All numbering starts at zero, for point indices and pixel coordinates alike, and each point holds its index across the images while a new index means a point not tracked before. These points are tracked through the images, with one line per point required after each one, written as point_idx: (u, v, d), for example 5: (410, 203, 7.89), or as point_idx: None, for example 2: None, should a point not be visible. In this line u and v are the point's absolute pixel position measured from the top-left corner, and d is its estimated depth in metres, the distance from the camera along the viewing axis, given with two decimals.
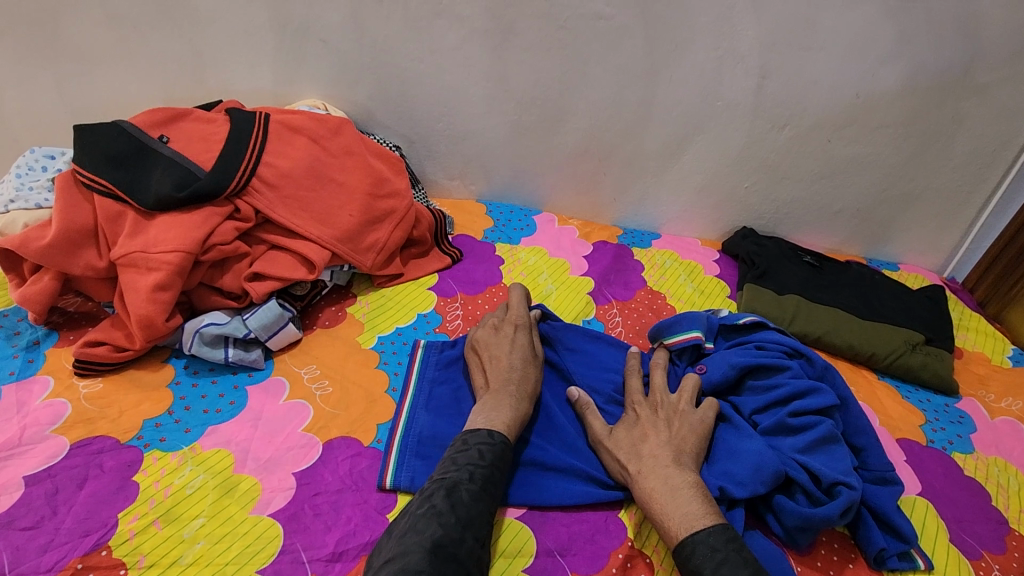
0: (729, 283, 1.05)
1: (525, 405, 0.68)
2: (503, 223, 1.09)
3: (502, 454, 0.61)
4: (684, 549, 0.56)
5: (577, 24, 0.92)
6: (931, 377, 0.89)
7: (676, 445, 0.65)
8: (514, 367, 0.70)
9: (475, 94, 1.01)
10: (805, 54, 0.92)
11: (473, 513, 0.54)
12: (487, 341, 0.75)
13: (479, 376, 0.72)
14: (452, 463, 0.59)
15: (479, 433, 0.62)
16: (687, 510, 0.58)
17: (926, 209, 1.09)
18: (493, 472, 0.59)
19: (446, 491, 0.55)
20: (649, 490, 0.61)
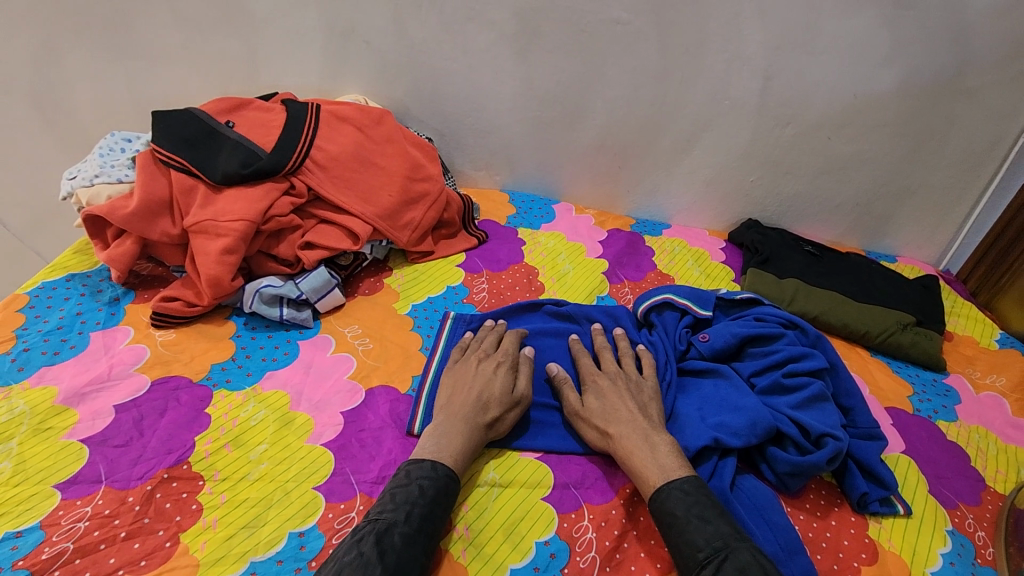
0: (734, 269, 1.13)
1: (479, 437, 0.68)
2: (525, 210, 1.18)
3: (445, 487, 0.61)
4: (661, 496, 0.62)
5: (597, 29, 1.01)
6: (920, 354, 0.96)
7: (637, 408, 0.72)
8: (479, 403, 0.69)
9: (502, 91, 1.11)
10: (806, 57, 1.01)
11: (403, 559, 0.54)
12: (464, 372, 0.75)
13: (444, 397, 0.72)
14: (390, 500, 0.59)
15: (422, 466, 0.63)
16: (662, 467, 0.65)
17: (922, 204, 1.16)
18: (433, 510, 0.59)
19: (376, 536, 0.55)
20: (625, 445, 0.68)
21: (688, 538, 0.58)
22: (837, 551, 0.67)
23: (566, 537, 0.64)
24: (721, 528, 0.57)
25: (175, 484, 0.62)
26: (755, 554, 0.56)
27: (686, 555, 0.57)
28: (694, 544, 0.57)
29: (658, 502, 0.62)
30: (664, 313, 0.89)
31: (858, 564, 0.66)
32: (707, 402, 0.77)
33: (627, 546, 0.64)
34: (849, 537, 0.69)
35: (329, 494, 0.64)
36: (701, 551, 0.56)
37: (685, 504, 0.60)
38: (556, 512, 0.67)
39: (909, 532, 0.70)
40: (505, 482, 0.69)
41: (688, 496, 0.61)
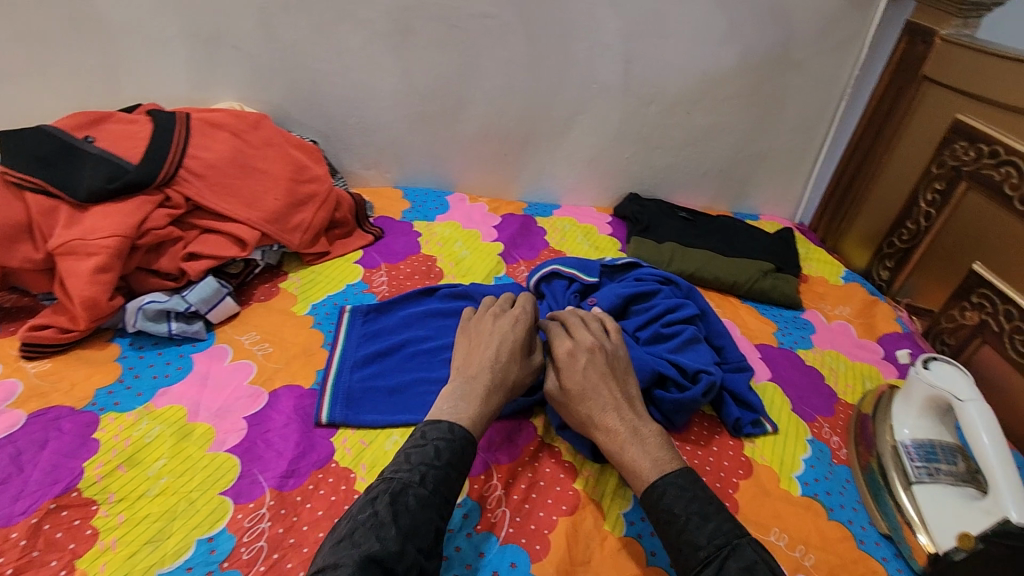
0: (619, 240, 1.21)
1: (498, 398, 0.69)
2: (420, 204, 1.20)
3: (460, 449, 0.62)
4: (654, 492, 0.61)
5: (467, 23, 1.06)
6: (780, 296, 1.09)
7: (620, 394, 0.70)
8: (496, 367, 0.71)
9: (382, 89, 1.13)
10: (659, 41, 1.11)
11: (417, 521, 0.55)
12: (479, 333, 0.76)
13: (461, 358, 0.74)
14: (406, 460, 0.60)
15: (438, 427, 0.63)
16: (653, 459, 0.64)
17: (774, 165, 1.31)
18: (448, 473, 0.60)
19: (392, 496, 0.56)
20: (615, 434, 0.67)
21: (688, 536, 0.56)
22: (719, 471, 0.76)
23: (477, 497, 0.68)
24: (722, 525, 0.56)
25: (65, 512, 0.60)
26: (756, 549, 0.55)
27: (687, 553, 0.56)
28: (697, 543, 0.56)
29: (654, 498, 0.60)
30: (553, 282, 0.95)
31: (736, 480, 0.75)
32: None
33: (535, 496, 0.69)
34: (729, 458, 0.78)
35: (236, 497, 0.63)
36: (702, 550, 0.55)
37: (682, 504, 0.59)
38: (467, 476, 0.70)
39: (778, 446, 0.80)
40: None
41: (685, 493, 0.59)
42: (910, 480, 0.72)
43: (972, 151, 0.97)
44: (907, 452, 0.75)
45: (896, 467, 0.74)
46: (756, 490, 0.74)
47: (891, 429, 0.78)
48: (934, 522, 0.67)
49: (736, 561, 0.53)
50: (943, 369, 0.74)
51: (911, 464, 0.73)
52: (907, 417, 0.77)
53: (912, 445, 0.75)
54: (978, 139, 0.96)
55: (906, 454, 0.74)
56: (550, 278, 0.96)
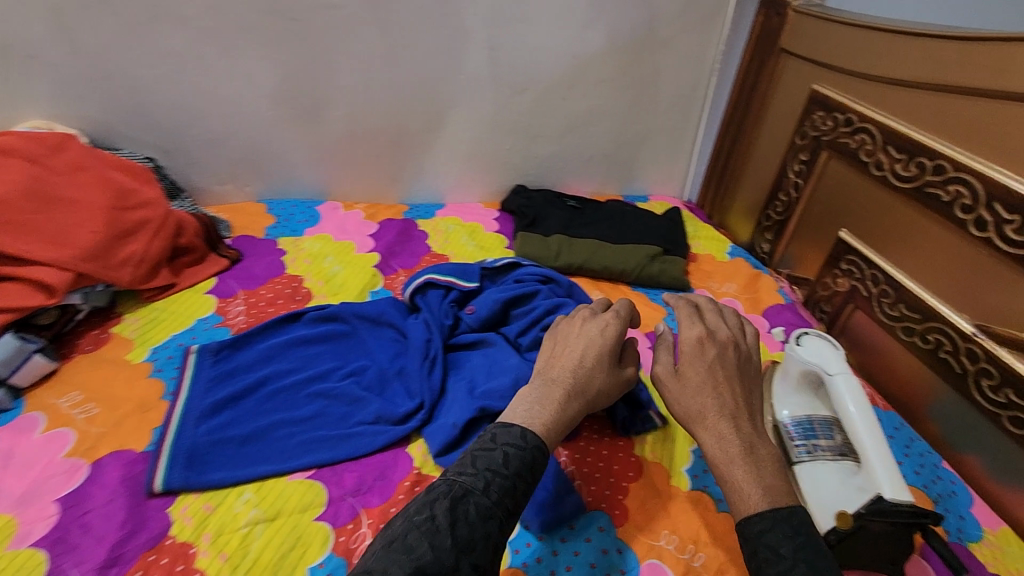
0: (507, 236, 1.16)
1: (576, 407, 0.62)
2: (285, 218, 1.09)
3: (530, 460, 0.54)
4: (756, 522, 0.52)
5: (308, 15, 0.96)
6: (669, 280, 1.08)
7: (735, 402, 0.62)
8: (581, 371, 0.64)
9: (223, 94, 1.00)
10: (522, 25, 1.05)
11: (476, 534, 0.47)
12: (566, 330, 0.69)
13: (543, 360, 0.67)
14: (470, 463, 0.52)
15: (512, 432, 0.56)
16: (762, 479, 0.56)
17: (657, 145, 1.30)
18: (516, 483, 0.52)
19: (451, 502, 0.48)
20: (723, 442, 0.59)
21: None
22: (608, 477, 0.73)
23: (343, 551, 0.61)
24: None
25: None
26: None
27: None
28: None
29: (756, 527, 0.52)
30: (428, 293, 0.89)
31: (626, 484, 0.72)
32: (479, 371, 0.79)
33: None
34: (619, 461, 0.75)
35: None
36: None
37: (781, 539, 0.50)
38: (332, 529, 0.63)
39: (668, 440, 0.78)
40: (271, 515, 0.63)
41: (795, 535, 0.50)
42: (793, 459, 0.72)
43: (829, 120, 0.99)
44: (788, 431, 0.74)
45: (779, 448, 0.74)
46: (647, 492, 0.72)
47: (773, 409, 0.78)
48: (817, 501, 0.67)
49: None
50: (812, 343, 0.75)
51: (792, 443, 0.73)
52: (787, 395, 0.78)
53: (792, 424, 0.75)
54: (833, 109, 0.98)
55: (787, 433, 0.74)
56: (427, 288, 0.89)
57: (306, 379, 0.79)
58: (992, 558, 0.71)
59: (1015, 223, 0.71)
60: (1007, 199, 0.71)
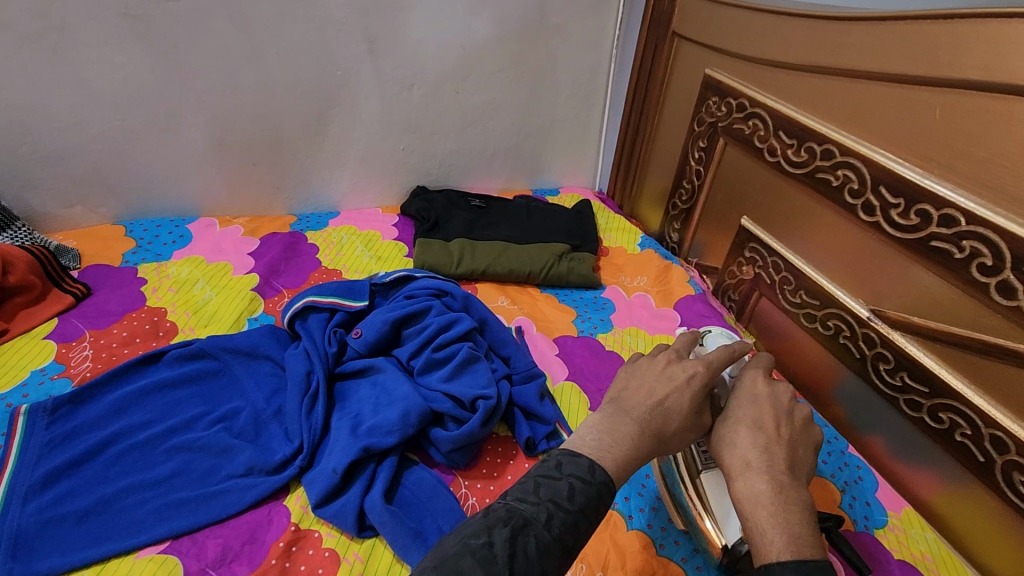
0: (407, 243, 1.08)
1: (648, 448, 0.50)
2: (149, 241, 0.97)
3: (598, 498, 0.45)
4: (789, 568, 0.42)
5: (143, 9, 0.83)
6: (578, 278, 1.03)
7: (780, 447, 0.51)
8: (662, 408, 0.52)
9: (52, 105, 0.86)
10: (400, 14, 0.97)
11: (533, 574, 0.39)
12: (640, 363, 0.58)
13: (615, 387, 0.56)
14: (533, 490, 0.44)
15: (579, 465, 0.46)
16: (786, 526, 0.46)
17: (562, 136, 1.25)
18: (581, 523, 0.43)
19: (511, 532, 0.40)
20: (749, 478, 0.49)
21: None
22: None
23: None
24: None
25: None
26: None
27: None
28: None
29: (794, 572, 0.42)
30: (309, 317, 0.80)
31: None
32: (366, 403, 0.72)
33: None
34: None
35: None
36: None
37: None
38: None
39: None
40: None
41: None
42: (698, 466, 0.64)
43: (723, 106, 0.97)
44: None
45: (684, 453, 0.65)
46: None
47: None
48: (726, 513, 0.60)
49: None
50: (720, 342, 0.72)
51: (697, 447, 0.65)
52: None
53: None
54: (726, 94, 0.96)
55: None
56: (308, 313, 0.81)
57: (165, 429, 0.69)
58: (897, 544, 0.71)
59: (900, 207, 0.70)
60: (892, 183, 0.70)
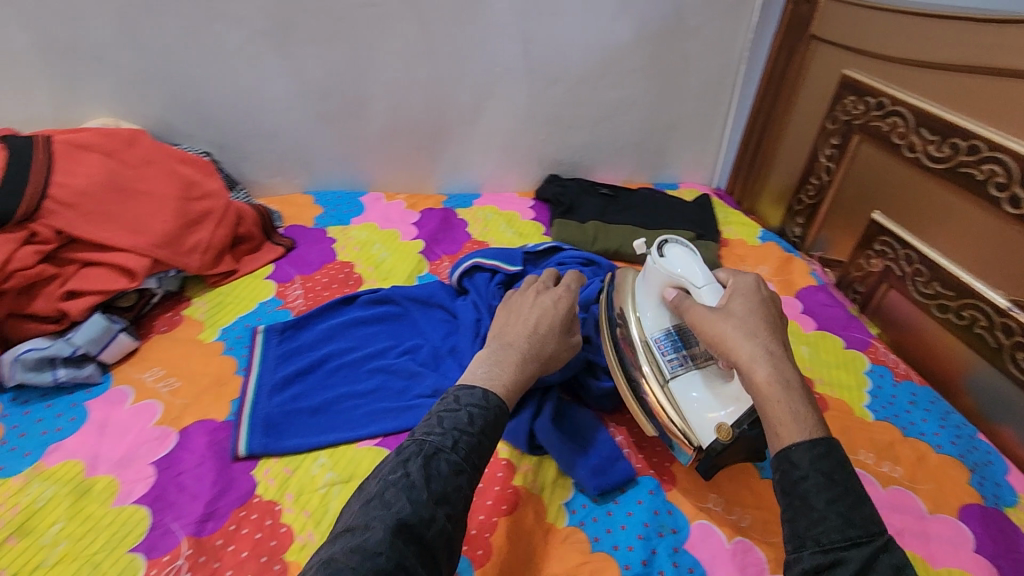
0: (544, 223, 1.20)
1: (532, 367, 0.67)
2: (333, 209, 1.15)
3: (494, 419, 0.57)
4: (807, 449, 0.49)
5: (353, 13, 0.99)
6: (702, 263, 1.11)
7: (784, 339, 0.59)
8: (535, 335, 0.70)
9: (273, 91, 1.04)
10: (556, 18, 1.08)
11: (450, 487, 0.50)
12: (520, 304, 0.74)
13: (502, 327, 0.72)
14: (437, 424, 0.55)
15: (472, 394, 0.58)
16: (805, 407, 0.52)
17: (686, 133, 1.32)
18: (481, 442, 0.55)
19: (424, 459, 0.51)
20: (770, 364, 0.55)
21: (840, 507, 0.47)
22: (655, 446, 0.77)
23: None
24: (876, 513, 0.48)
25: None
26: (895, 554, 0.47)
27: (835, 524, 0.46)
28: (852, 519, 0.46)
29: (815, 450, 0.49)
30: (475, 276, 0.94)
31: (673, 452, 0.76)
32: None
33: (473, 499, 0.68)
34: None
35: (150, 551, 0.59)
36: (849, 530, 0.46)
37: (829, 468, 0.48)
38: None
39: None
40: (346, 477, 0.68)
41: (851, 469, 0.49)
42: (666, 376, 0.69)
43: (861, 104, 1.02)
44: (659, 346, 0.70)
45: (652, 366, 0.70)
46: None
47: (642, 324, 0.73)
48: (695, 419, 0.65)
49: (891, 558, 0.45)
50: (676, 255, 0.71)
51: (664, 359, 0.69)
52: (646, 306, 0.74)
53: (664, 337, 0.71)
54: (865, 93, 1.01)
55: (659, 348, 0.70)
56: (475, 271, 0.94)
57: (366, 356, 0.83)
58: None
59: None
60: None
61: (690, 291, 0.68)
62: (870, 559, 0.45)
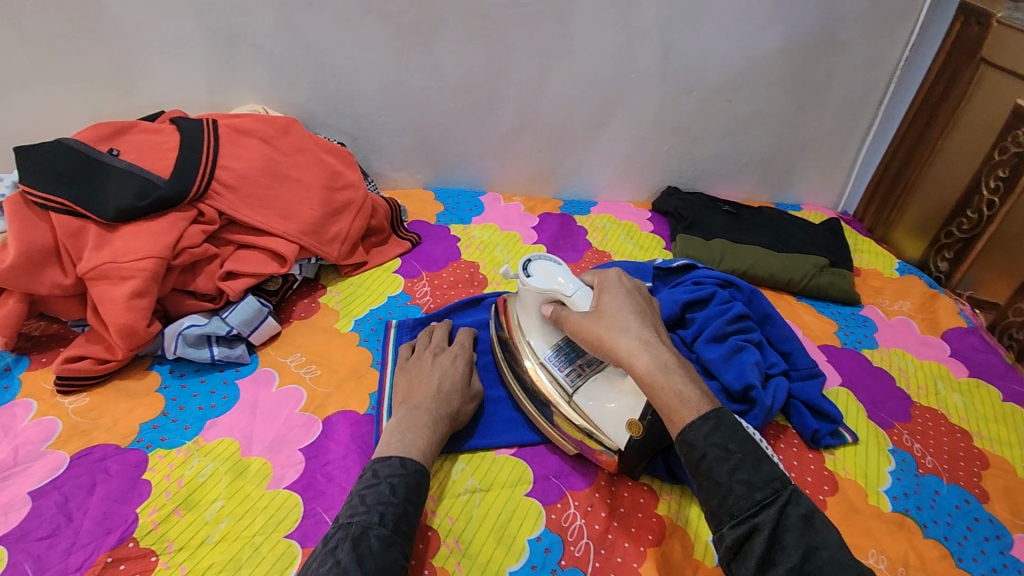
0: (663, 237, 1.17)
1: (444, 428, 0.66)
2: (453, 206, 1.15)
3: (416, 484, 0.58)
4: (701, 427, 0.54)
5: (499, 12, 0.98)
6: (837, 293, 1.04)
7: (655, 324, 0.63)
8: (440, 395, 0.68)
9: (411, 86, 1.05)
10: (702, 25, 1.04)
11: (383, 563, 0.51)
12: (418, 368, 0.73)
13: (401, 395, 0.70)
14: (360, 503, 0.55)
15: (390, 463, 0.58)
16: (690, 385, 0.57)
17: (818, 152, 1.25)
18: (406, 509, 0.56)
19: (352, 542, 0.51)
20: (647, 358, 0.59)
21: (743, 476, 0.52)
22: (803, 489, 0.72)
23: (557, 529, 0.64)
24: (776, 468, 0.53)
25: (122, 566, 0.55)
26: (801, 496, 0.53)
27: (742, 495, 0.51)
28: (753, 485, 0.51)
29: (707, 431, 0.54)
30: None
31: (823, 497, 0.72)
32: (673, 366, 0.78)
33: (616, 524, 0.65)
34: (812, 473, 0.74)
35: (304, 539, 0.59)
36: (759, 494, 0.51)
37: (726, 440, 0.53)
38: (543, 506, 0.66)
39: (860, 457, 0.77)
40: (486, 486, 0.67)
41: (741, 433, 0.54)
42: (569, 391, 0.69)
43: None
44: (552, 364, 0.71)
45: (552, 385, 0.70)
46: (846, 508, 0.71)
47: (531, 345, 0.73)
48: (606, 424, 0.66)
49: (796, 507, 0.51)
50: (540, 271, 0.72)
51: (562, 375, 0.70)
52: (534, 331, 0.74)
53: (553, 354, 0.72)
54: None
55: (555, 367, 0.71)
56: None
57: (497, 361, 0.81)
58: None
59: None
60: None
61: (564, 302, 0.70)
62: (778, 518, 0.50)
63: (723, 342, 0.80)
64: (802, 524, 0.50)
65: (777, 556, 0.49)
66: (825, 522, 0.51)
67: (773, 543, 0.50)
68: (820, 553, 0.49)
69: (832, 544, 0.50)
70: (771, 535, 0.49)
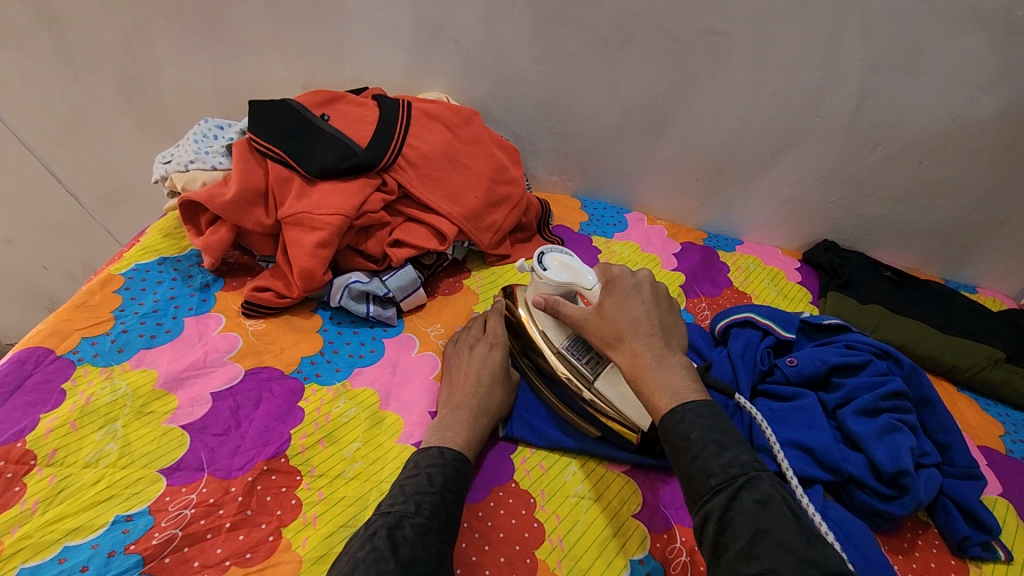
0: (810, 291, 1.11)
1: (485, 422, 0.69)
2: (597, 218, 1.17)
3: (452, 473, 0.60)
4: (671, 416, 0.56)
5: (691, 37, 0.98)
6: (1011, 393, 0.92)
7: (657, 325, 0.64)
8: (481, 391, 0.71)
9: (587, 96, 1.08)
10: (909, 78, 0.96)
11: (419, 551, 0.52)
12: (459, 364, 0.76)
13: (445, 393, 0.73)
14: (400, 494, 0.58)
15: (430, 454, 0.62)
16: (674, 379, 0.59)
17: (1011, 234, 1.12)
18: (442, 498, 0.58)
19: (389, 530, 0.53)
20: (634, 362, 0.61)
21: (701, 463, 0.52)
22: None
23: (660, 557, 0.63)
24: (739, 454, 0.52)
25: (274, 477, 0.62)
26: (774, 486, 0.51)
27: (697, 480, 0.52)
28: (709, 471, 0.52)
29: (672, 424, 0.55)
30: (745, 330, 0.88)
31: None
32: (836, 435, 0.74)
33: None
34: None
35: None
36: (714, 477, 0.51)
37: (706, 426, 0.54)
38: (649, 531, 0.65)
39: None
40: (595, 495, 0.68)
41: (706, 420, 0.54)
42: (590, 377, 0.72)
43: None
44: (570, 353, 0.73)
45: (574, 374, 0.73)
46: None
47: (548, 337, 0.76)
48: (627, 407, 0.70)
49: (750, 493, 0.50)
50: (557, 264, 0.76)
51: (580, 363, 0.73)
52: (555, 332, 0.76)
53: (571, 344, 0.74)
54: None
55: (572, 355, 0.73)
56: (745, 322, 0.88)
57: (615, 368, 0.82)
58: None
59: None
60: None
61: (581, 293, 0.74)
62: (728, 503, 0.50)
63: (874, 417, 0.74)
64: (753, 508, 0.48)
65: (727, 540, 0.48)
66: (786, 511, 0.48)
67: (724, 528, 0.49)
68: (767, 536, 0.46)
69: (786, 531, 0.46)
70: (720, 520, 0.49)
